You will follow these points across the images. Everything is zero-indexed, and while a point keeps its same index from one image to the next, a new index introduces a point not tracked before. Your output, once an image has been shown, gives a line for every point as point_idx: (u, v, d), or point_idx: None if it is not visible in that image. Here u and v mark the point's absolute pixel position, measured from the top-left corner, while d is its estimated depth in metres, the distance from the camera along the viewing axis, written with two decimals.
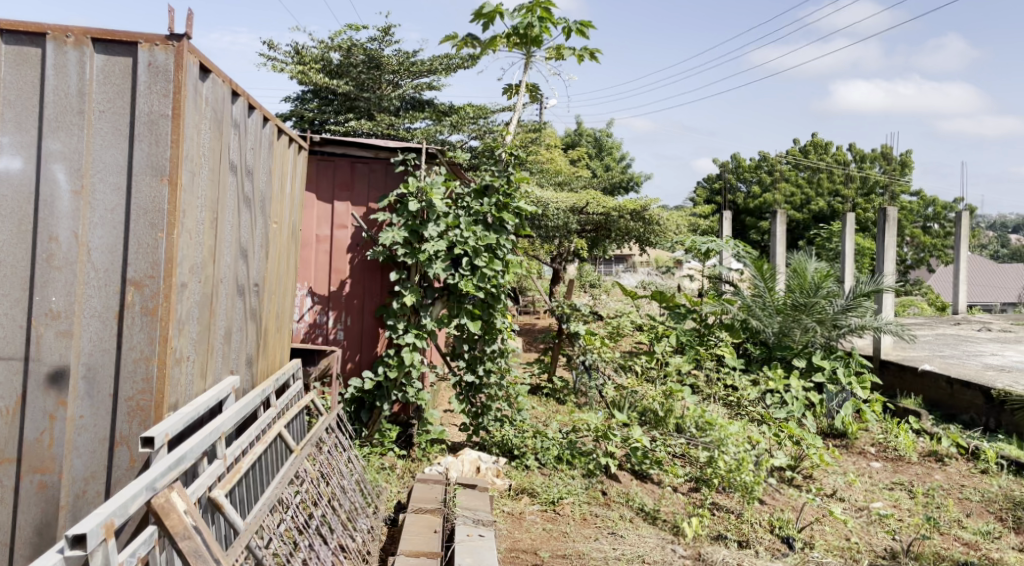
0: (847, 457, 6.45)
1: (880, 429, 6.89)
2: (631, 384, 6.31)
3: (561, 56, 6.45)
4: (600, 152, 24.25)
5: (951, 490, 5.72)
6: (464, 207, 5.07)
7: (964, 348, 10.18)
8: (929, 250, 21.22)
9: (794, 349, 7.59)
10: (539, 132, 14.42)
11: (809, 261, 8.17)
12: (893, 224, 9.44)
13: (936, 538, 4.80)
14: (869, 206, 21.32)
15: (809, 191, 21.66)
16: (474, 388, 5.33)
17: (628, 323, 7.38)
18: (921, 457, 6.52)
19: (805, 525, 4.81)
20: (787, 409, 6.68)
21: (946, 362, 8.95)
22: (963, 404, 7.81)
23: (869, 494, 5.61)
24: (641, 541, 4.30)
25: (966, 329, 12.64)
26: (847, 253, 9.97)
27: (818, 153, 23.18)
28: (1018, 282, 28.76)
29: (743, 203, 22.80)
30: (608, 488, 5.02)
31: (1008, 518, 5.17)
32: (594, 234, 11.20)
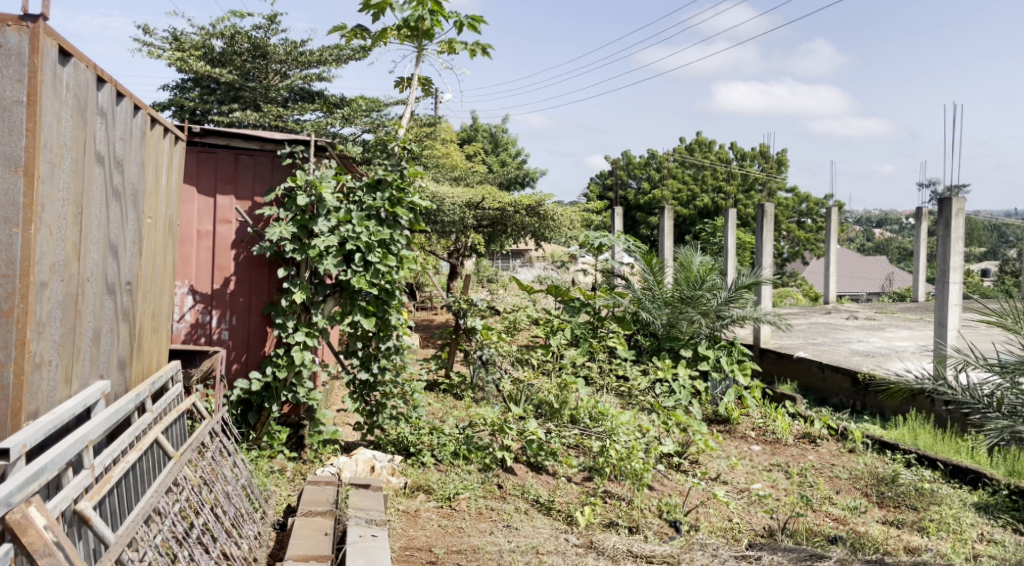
0: (730, 442, 6.75)
1: (760, 414, 7.22)
2: (527, 377, 6.38)
3: (453, 50, 6.42)
4: (495, 147, 24.37)
5: (823, 469, 6.07)
6: (356, 201, 4.96)
7: (834, 335, 10.84)
8: (803, 243, 22.42)
9: (681, 340, 7.86)
10: (433, 126, 14.35)
11: (695, 254, 8.44)
12: (770, 219, 9.92)
13: (810, 515, 5.09)
14: (750, 202, 22.33)
15: (695, 187, 22.47)
16: (368, 386, 5.23)
17: (525, 317, 7.45)
18: (797, 439, 6.88)
19: (690, 509, 4.99)
20: (675, 397, 6.92)
21: (819, 349, 9.50)
22: (833, 387, 8.31)
23: (750, 475, 5.88)
24: (535, 532, 4.35)
25: (836, 317, 13.47)
26: (730, 246, 10.38)
27: (702, 151, 24.09)
28: (883, 272, 30.81)
29: (633, 199, 23.44)
30: (503, 481, 5.05)
31: (873, 493, 5.53)
32: (491, 229, 11.26)
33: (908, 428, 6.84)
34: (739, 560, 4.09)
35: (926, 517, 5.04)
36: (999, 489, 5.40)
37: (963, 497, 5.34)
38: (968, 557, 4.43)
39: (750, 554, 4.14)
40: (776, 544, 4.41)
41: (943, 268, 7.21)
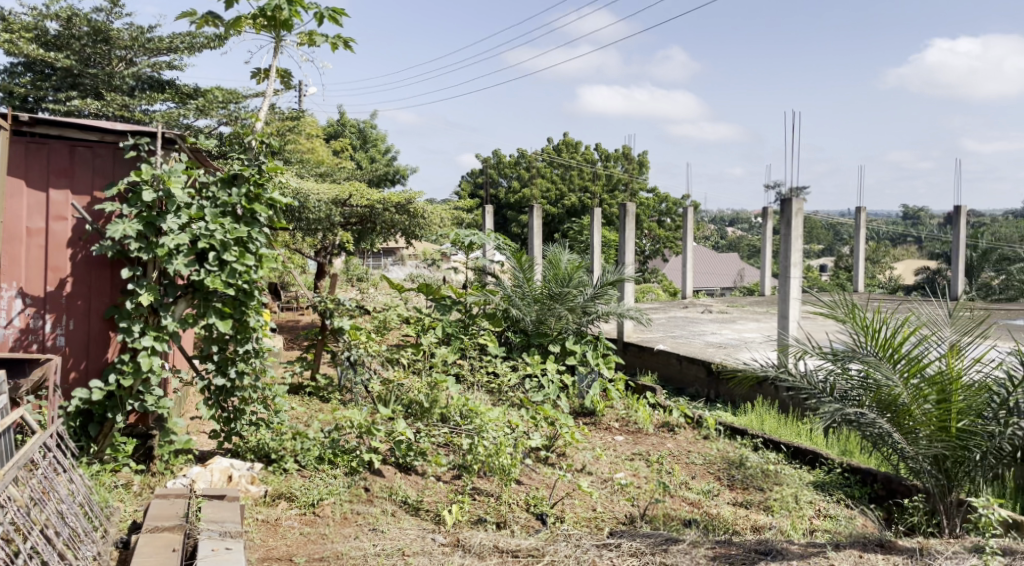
0: (595, 433, 6.93)
1: (623, 405, 7.46)
2: (396, 377, 6.31)
3: (313, 42, 6.22)
4: (364, 143, 23.91)
5: (680, 456, 6.33)
6: (209, 197, 4.71)
7: (691, 328, 11.38)
8: (663, 241, 23.38)
9: (549, 336, 7.99)
10: (297, 120, 13.90)
11: (563, 253, 8.61)
12: (633, 219, 10.28)
13: (667, 501, 5.30)
14: (614, 202, 23.01)
15: (562, 187, 22.91)
16: (225, 391, 4.97)
17: (395, 316, 7.35)
18: (657, 428, 7.15)
19: (556, 501, 5.08)
20: (544, 392, 7.02)
21: (677, 342, 9.94)
22: (689, 377, 8.72)
23: (614, 465, 6.06)
24: (401, 533, 4.30)
25: (693, 311, 14.17)
26: (596, 244, 10.66)
27: (569, 151, 24.65)
28: (736, 268, 32.66)
29: (504, 198, 23.66)
30: (370, 483, 4.94)
31: (725, 477, 5.82)
32: (360, 227, 11.05)
33: (756, 414, 7.28)
34: (600, 549, 4.20)
35: (772, 496, 5.37)
36: (833, 467, 5.83)
37: (803, 476, 5.73)
38: (807, 532, 4.76)
39: (610, 542, 4.27)
40: (635, 531, 4.57)
41: (785, 263, 7.71)
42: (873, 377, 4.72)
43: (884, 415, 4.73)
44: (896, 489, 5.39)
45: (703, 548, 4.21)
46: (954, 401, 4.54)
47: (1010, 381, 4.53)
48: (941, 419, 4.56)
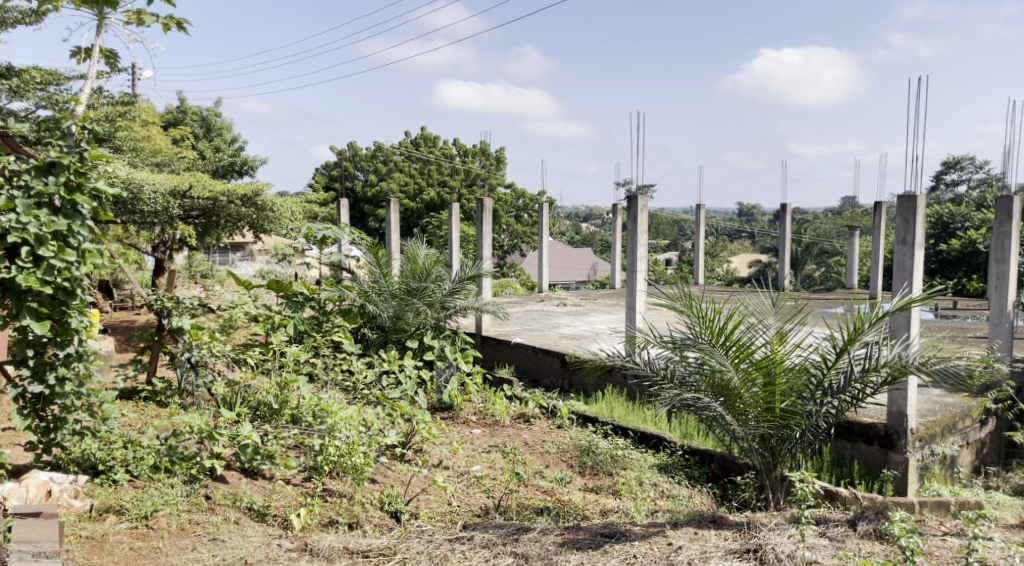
0: (452, 427, 6.92)
1: (480, 399, 7.46)
2: (243, 378, 6.01)
3: (142, 22, 5.80)
4: (208, 133, 22.72)
5: (534, 446, 6.42)
6: (21, 187, 4.29)
7: (546, 321, 11.59)
8: (521, 237, 23.64)
9: (407, 332, 7.88)
10: (133, 105, 12.94)
11: (420, 247, 8.44)
12: (490, 214, 10.31)
13: (521, 490, 5.37)
14: (472, 197, 23.05)
15: (421, 181, 22.63)
16: (43, 399, 4.52)
17: (241, 314, 7.00)
18: (513, 420, 7.22)
19: (411, 498, 5.01)
20: (401, 388, 6.91)
21: (533, 334, 10.09)
22: (545, 369, 8.90)
23: (471, 458, 6.06)
24: (244, 541, 4.11)
25: (549, 304, 14.45)
26: (455, 239, 10.62)
27: (427, 145, 24.43)
28: (590, 262, 33.64)
29: (361, 191, 23.14)
30: (212, 491, 4.67)
31: (576, 464, 5.96)
32: (204, 220, 10.49)
33: (606, 402, 7.52)
34: (453, 543, 4.18)
35: (619, 480, 5.56)
36: (675, 450, 6.11)
37: (648, 460, 5.97)
38: (649, 513, 4.95)
39: (463, 535, 4.26)
40: (487, 522, 4.58)
41: (631, 257, 7.99)
42: (708, 363, 4.99)
43: (717, 399, 5.04)
44: (730, 467, 5.73)
45: (553, 535, 4.29)
46: (778, 382, 4.92)
47: (824, 362, 4.91)
48: (767, 400, 4.94)
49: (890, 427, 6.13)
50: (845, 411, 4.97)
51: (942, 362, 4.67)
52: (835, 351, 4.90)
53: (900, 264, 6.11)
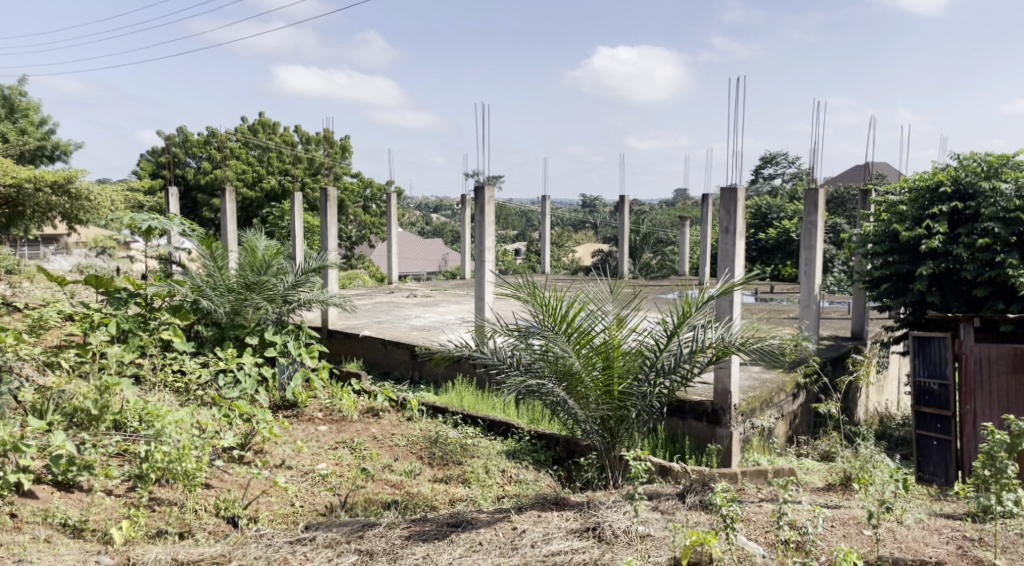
0: (296, 425, 6.68)
1: (326, 395, 7.23)
2: (57, 382, 5.48)
3: None
4: (11, 113, 20.61)
5: (382, 440, 6.30)
6: None
7: (395, 313, 11.44)
8: (370, 228, 22.96)
9: (246, 328, 7.44)
10: None
11: (259, 238, 8.05)
12: (334, 203, 9.99)
13: (369, 485, 5.27)
14: (315, 186, 22.29)
15: (260, 168, 21.41)
16: None
17: (55, 313, 6.39)
18: (361, 414, 7.07)
19: (250, 501, 4.79)
20: (240, 387, 6.58)
21: (380, 327, 9.92)
22: (394, 361, 8.80)
23: (315, 456, 5.87)
24: (57, 561, 3.77)
25: (398, 296, 14.26)
26: (297, 230, 10.22)
27: (265, 132, 23.32)
28: (440, 253, 33.52)
29: (193, 179, 21.71)
30: (19, 509, 4.24)
31: (425, 455, 5.92)
32: (8, 210, 9.45)
33: (455, 391, 7.52)
34: (293, 545, 4.04)
35: (468, 469, 5.58)
36: (523, 435, 6.21)
37: (496, 447, 6.04)
38: (495, 499, 5.00)
39: (304, 536, 4.12)
40: (330, 522, 4.45)
41: (479, 248, 8.02)
42: (552, 350, 5.10)
43: (560, 384, 5.17)
44: (574, 449, 5.89)
45: (399, 529, 4.23)
46: (616, 365, 5.11)
47: (657, 345, 5.16)
48: (606, 383, 5.11)
49: (717, 404, 6.54)
50: (677, 391, 5.25)
51: (758, 341, 5.05)
52: (667, 335, 5.17)
53: (723, 252, 6.51)
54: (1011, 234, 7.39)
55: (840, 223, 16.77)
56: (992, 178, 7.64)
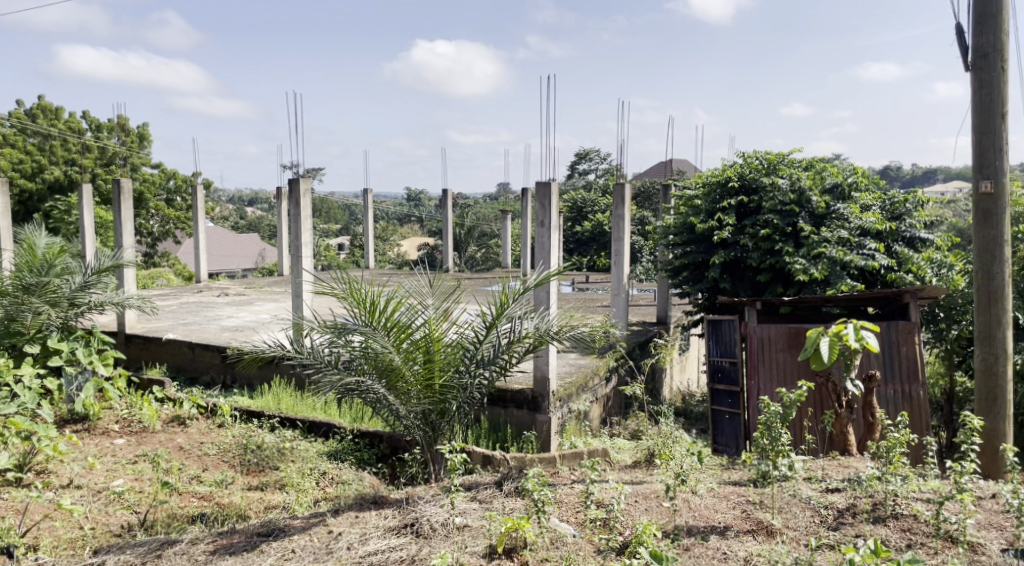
0: (88, 440, 6.14)
1: (124, 406, 6.73)
2: None
3: None
4: None
5: (189, 450, 5.93)
6: None
7: (204, 314, 10.78)
8: (174, 223, 21.38)
9: (25, 335, 6.67)
10: None
11: (39, 235, 7.27)
12: (128, 197, 9.21)
13: (172, 500, 4.93)
14: (109, 178, 20.42)
15: (41, 158, 19.27)
16: None
17: None
18: (165, 424, 6.61)
19: (29, 529, 4.35)
20: (18, 402, 5.92)
21: (187, 329, 9.32)
22: (203, 365, 8.31)
23: (111, 473, 5.43)
24: None
25: (207, 295, 13.44)
26: (86, 226, 9.34)
27: (47, 118, 20.61)
28: (255, 249, 31.97)
29: None
30: None
31: (238, 463, 5.64)
32: None
33: (272, 394, 7.22)
34: None
35: (284, 473, 5.39)
36: (345, 435, 6.07)
37: (315, 448, 5.86)
38: (312, 503, 4.85)
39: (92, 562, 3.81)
40: (125, 542, 4.14)
41: (294, 244, 7.72)
42: (371, 346, 5.01)
43: (380, 380, 5.11)
44: (397, 445, 5.84)
45: (203, 544, 4.01)
46: (436, 359, 5.12)
47: (476, 337, 5.23)
48: (426, 377, 5.13)
49: (536, 392, 6.74)
50: (496, 381, 5.35)
51: (572, 329, 5.24)
52: (485, 327, 5.24)
53: (539, 245, 6.70)
54: (787, 225, 8.17)
55: (648, 216, 17.77)
56: (771, 174, 8.45)
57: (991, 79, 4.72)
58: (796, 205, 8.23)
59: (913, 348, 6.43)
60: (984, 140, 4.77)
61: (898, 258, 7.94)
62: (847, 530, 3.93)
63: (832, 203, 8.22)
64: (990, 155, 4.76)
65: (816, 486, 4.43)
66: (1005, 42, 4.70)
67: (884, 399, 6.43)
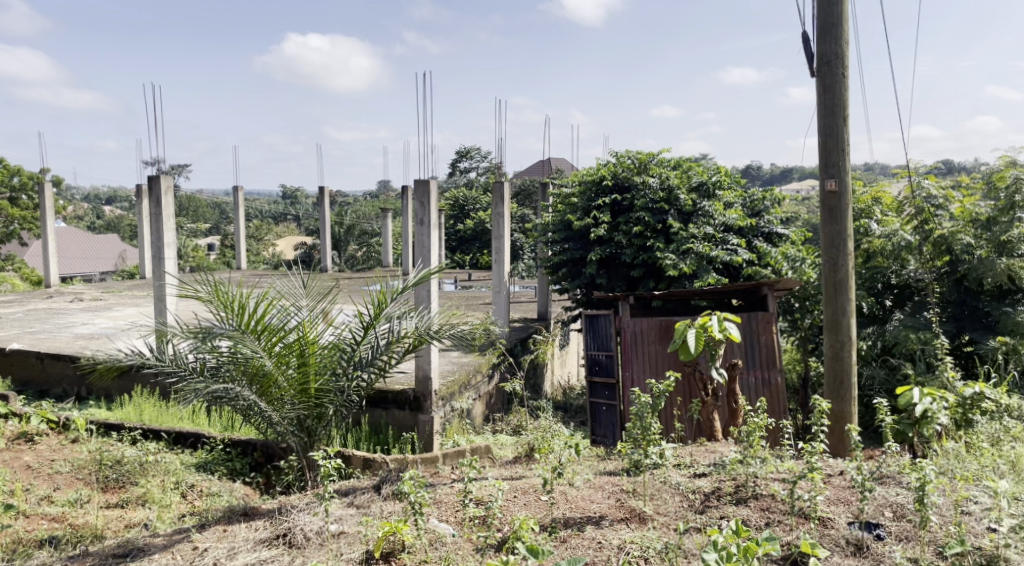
0: None
1: None
2: None
3: None
4: None
5: (38, 469, 5.51)
6: None
7: (54, 321, 10.04)
8: (20, 223, 19.78)
9: None
10: None
11: None
12: None
13: (17, 524, 4.57)
14: None
15: None
16: None
17: None
18: (11, 441, 6.12)
19: None
20: None
21: (35, 338, 8.65)
22: (54, 377, 7.75)
23: None
24: None
25: (59, 301, 12.52)
26: None
27: None
28: (116, 251, 30.12)
29: None
30: None
31: (96, 480, 5.29)
32: None
33: (133, 405, 6.82)
34: None
35: (146, 488, 5.10)
36: (215, 445, 5.81)
37: (183, 460, 5.58)
38: (176, 519, 4.62)
39: None
40: None
41: (157, 245, 7.31)
42: (241, 351, 4.79)
43: (250, 387, 4.90)
44: (272, 453, 5.65)
45: None
46: (311, 362, 4.98)
47: (354, 338, 5.13)
48: (301, 382, 4.98)
49: (418, 392, 6.69)
50: (375, 382, 5.27)
51: (451, 328, 5.22)
52: (362, 328, 5.14)
53: (419, 243, 6.65)
54: (657, 221, 8.48)
55: (528, 214, 17.96)
56: (642, 173, 8.77)
57: (834, 84, 5.05)
58: (666, 203, 8.55)
59: (771, 337, 6.82)
60: (829, 142, 5.10)
61: (757, 252, 8.41)
62: (712, 512, 4.12)
63: (699, 201, 8.59)
64: (834, 156, 5.10)
65: (685, 472, 4.63)
66: (845, 49, 5.05)
67: (746, 386, 6.78)
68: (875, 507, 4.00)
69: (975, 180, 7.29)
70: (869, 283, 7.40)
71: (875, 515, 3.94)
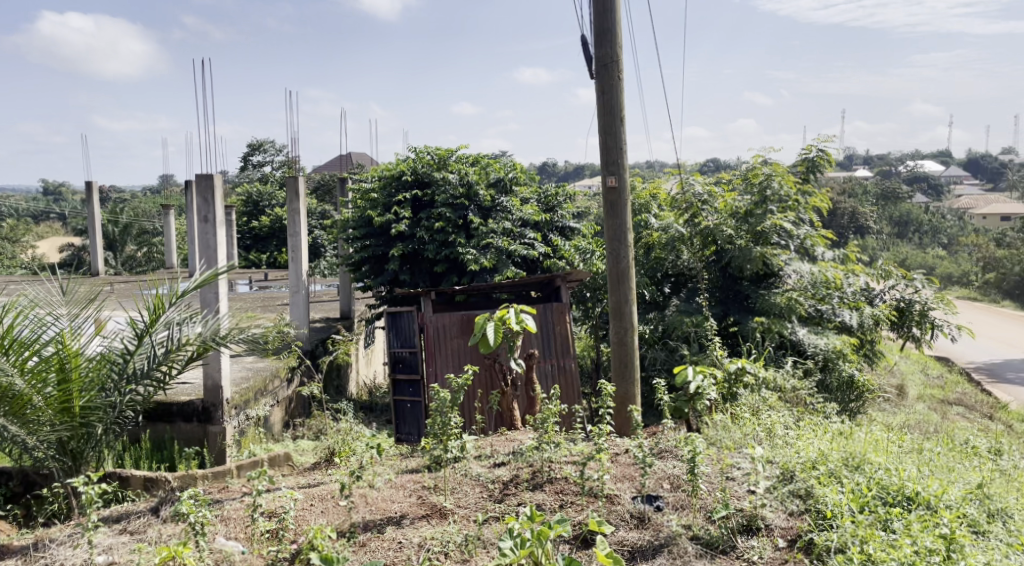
0: None
1: None
2: None
3: None
4: None
5: None
6: None
7: None
8: None
9: None
10: None
11: None
12: None
13: None
14: None
15: None
16: None
17: None
18: None
19: None
20: None
21: None
22: None
23: None
24: None
25: None
26: None
27: None
28: None
29: None
30: None
31: None
32: None
33: None
34: None
35: None
36: None
37: None
38: None
39: None
40: None
41: None
42: None
43: None
44: (32, 482, 5.04)
45: None
46: (74, 377, 4.49)
47: (126, 349, 4.69)
48: (62, 400, 4.47)
49: (208, 402, 6.27)
50: (152, 396, 4.86)
51: (240, 332, 4.93)
52: (136, 337, 4.71)
53: (205, 242, 6.21)
54: (457, 217, 8.57)
55: (328, 211, 17.46)
56: (442, 169, 8.80)
57: (611, 85, 5.33)
58: (466, 199, 8.66)
59: (565, 326, 7.11)
60: (609, 141, 5.38)
61: (553, 246, 8.74)
62: (510, 500, 4.21)
63: (497, 197, 8.79)
64: (615, 154, 5.39)
65: (484, 463, 4.70)
66: (620, 53, 5.33)
67: (542, 374, 7.01)
68: (656, 480, 4.28)
69: (735, 177, 8.04)
70: (650, 272, 7.92)
71: (655, 488, 4.22)
